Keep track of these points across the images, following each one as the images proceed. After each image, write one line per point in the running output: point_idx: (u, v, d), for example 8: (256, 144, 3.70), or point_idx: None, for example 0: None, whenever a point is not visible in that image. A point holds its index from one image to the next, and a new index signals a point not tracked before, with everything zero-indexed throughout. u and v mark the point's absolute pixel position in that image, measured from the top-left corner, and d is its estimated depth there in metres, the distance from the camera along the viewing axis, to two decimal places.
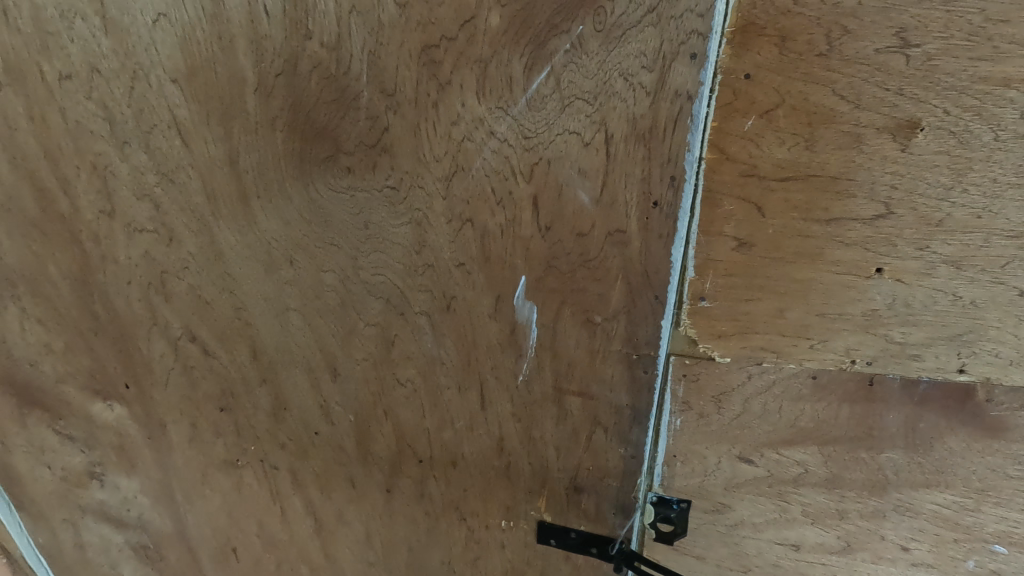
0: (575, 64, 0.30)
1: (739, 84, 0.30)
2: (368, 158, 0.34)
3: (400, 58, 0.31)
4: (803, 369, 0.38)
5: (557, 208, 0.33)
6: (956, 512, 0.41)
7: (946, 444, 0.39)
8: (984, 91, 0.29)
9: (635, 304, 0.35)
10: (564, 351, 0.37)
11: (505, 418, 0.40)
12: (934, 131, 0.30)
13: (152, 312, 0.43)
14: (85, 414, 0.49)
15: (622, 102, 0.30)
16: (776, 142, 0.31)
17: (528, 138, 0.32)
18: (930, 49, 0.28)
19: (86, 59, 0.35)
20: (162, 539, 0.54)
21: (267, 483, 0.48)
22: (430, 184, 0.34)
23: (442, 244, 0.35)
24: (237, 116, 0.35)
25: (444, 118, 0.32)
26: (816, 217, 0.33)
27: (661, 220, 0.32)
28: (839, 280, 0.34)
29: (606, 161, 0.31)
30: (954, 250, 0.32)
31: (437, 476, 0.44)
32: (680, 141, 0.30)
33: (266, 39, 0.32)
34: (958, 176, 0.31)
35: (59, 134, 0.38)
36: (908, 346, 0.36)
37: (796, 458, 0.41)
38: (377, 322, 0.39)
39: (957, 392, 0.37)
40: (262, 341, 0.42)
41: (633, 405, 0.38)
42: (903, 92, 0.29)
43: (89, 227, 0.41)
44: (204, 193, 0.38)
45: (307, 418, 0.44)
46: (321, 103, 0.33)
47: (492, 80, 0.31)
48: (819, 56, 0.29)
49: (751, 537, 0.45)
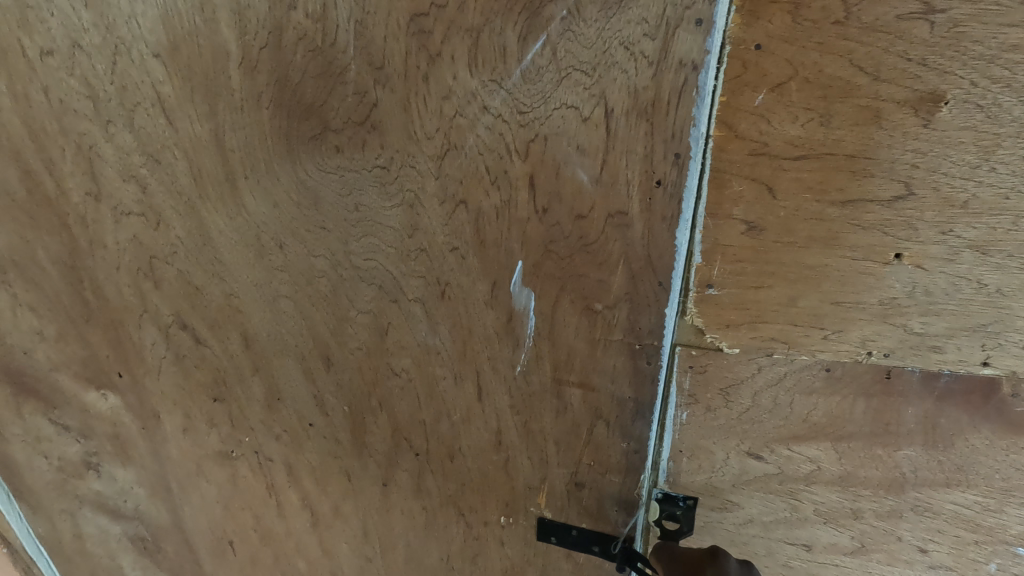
0: (572, 32, 0.28)
1: (750, 55, 0.28)
2: (357, 135, 0.32)
3: (388, 29, 0.30)
4: (816, 361, 0.36)
5: (555, 188, 0.31)
6: (978, 512, 0.39)
7: (968, 442, 0.37)
8: (1015, 61, 0.26)
9: (637, 289, 0.33)
10: (563, 340, 0.35)
11: (503, 410, 0.39)
12: (959, 105, 0.28)
13: (142, 298, 0.42)
14: (79, 403, 0.48)
15: (622, 73, 0.28)
16: (789, 118, 0.29)
17: (523, 113, 0.30)
18: (956, 15, 0.26)
19: (67, 33, 0.34)
20: (159, 531, 0.53)
21: (262, 475, 0.47)
22: (422, 162, 0.32)
23: (435, 227, 0.34)
24: (222, 92, 0.33)
25: (435, 92, 0.30)
26: (831, 199, 0.31)
27: (665, 200, 0.30)
28: (855, 266, 0.32)
29: (607, 138, 0.29)
30: (980, 234, 0.30)
31: (434, 470, 0.42)
32: (685, 116, 0.28)
33: (249, 9, 0.31)
34: (984, 154, 0.28)
35: (43, 113, 0.37)
36: (928, 338, 0.34)
37: (808, 455, 0.39)
38: (371, 308, 0.37)
39: (981, 386, 0.35)
40: (254, 329, 0.41)
41: (636, 397, 0.36)
42: (926, 62, 0.27)
43: (77, 210, 0.40)
44: (191, 174, 0.36)
45: (301, 410, 0.43)
46: (308, 77, 0.32)
47: (484, 50, 0.29)
48: (835, 23, 0.27)
49: (761, 537, 0.43)
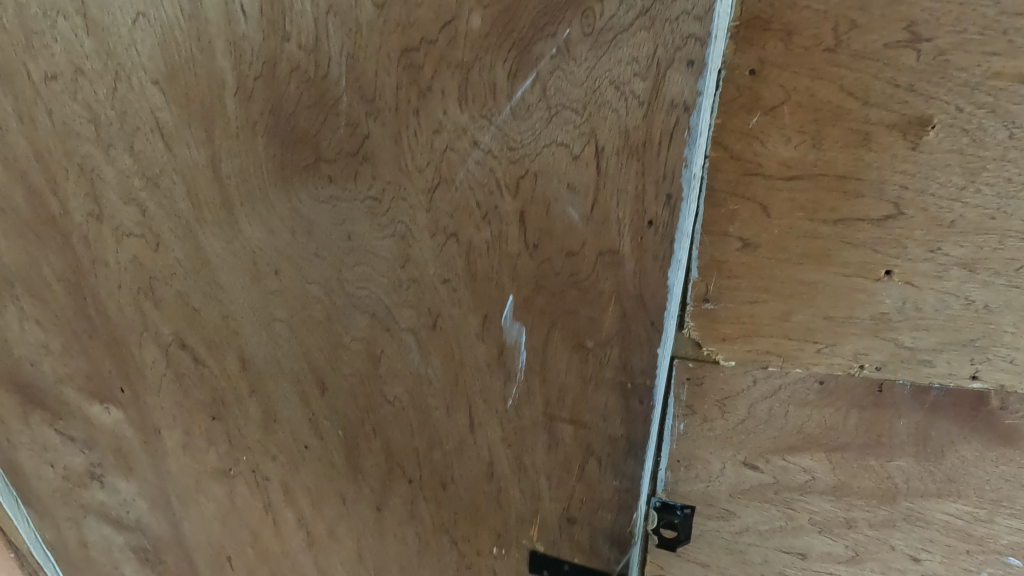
0: (561, 70, 0.28)
1: (744, 79, 0.30)
2: (349, 166, 0.33)
3: (379, 63, 0.31)
4: (810, 374, 0.37)
5: (546, 225, 0.32)
6: (969, 522, 0.40)
7: (958, 452, 0.38)
8: (999, 87, 0.28)
9: (630, 330, 0.33)
10: (555, 375, 0.36)
11: (495, 442, 0.39)
12: (945, 129, 0.29)
13: (142, 316, 0.43)
14: (83, 415, 0.49)
15: (613, 112, 0.28)
16: (782, 140, 0.30)
17: (513, 150, 0.30)
18: (941, 44, 0.27)
19: (70, 59, 0.35)
20: (160, 542, 0.54)
21: (259, 493, 0.48)
22: (412, 195, 0.33)
23: (426, 259, 0.35)
24: (218, 119, 0.35)
25: (425, 126, 0.31)
26: (823, 218, 0.32)
27: (657, 240, 0.30)
28: (847, 282, 0.33)
29: (597, 177, 0.30)
30: (967, 252, 0.31)
31: (427, 497, 0.43)
32: (676, 156, 0.28)
33: (244, 40, 0.32)
34: (970, 176, 0.30)
35: (47, 135, 0.38)
36: (918, 352, 0.35)
37: (803, 465, 0.40)
38: (364, 335, 0.38)
39: (969, 399, 0.36)
40: (250, 351, 0.42)
41: (629, 435, 0.36)
42: (913, 88, 0.28)
43: (79, 229, 0.41)
44: (188, 199, 0.38)
45: (295, 432, 0.44)
46: (301, 107, 0.33)
47: (474, 86, 0.30)
48: (826, 50, 0.28)
49: (757, 546, 0.44)
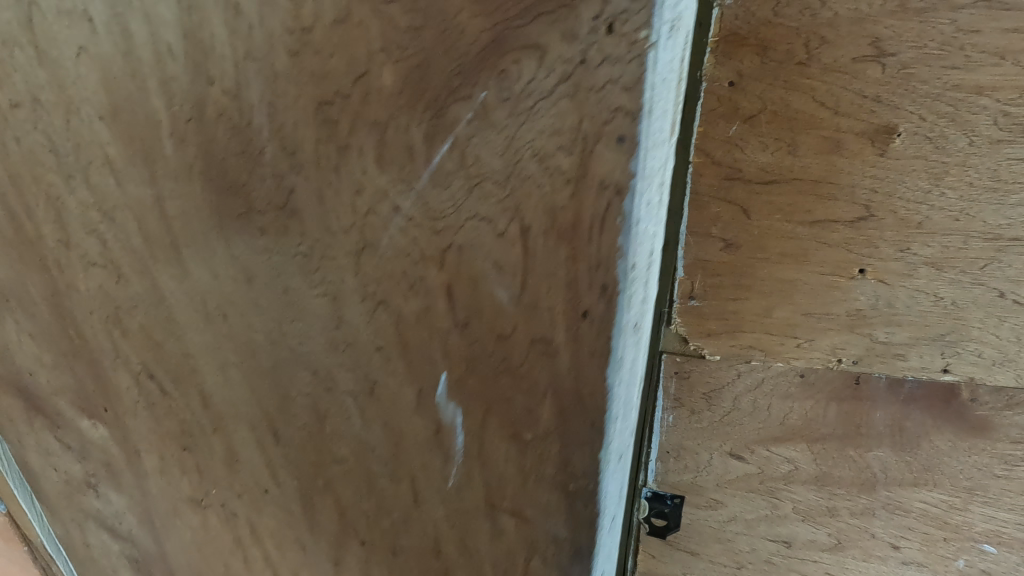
0: (480, 138, 0.29)
1: (724, 90, 0.32)
2: (279, 221, 0.34)
3: (299, 115, 0.31)
4: (791, 368, 0.39)
5: (476, 303, 0.32)
6: (945, 510, 0.42)
7: (932, 443, 0.40)
8: (958, 98, 0.30)
9: (563, 416, 0.34)
10: (492, 461, 0.36)
11: (440, 520, 0.39)
12: (911, 137, 0.31)
13: (112, 342, 0.43)
14: (76, 427, 0.47)
15: (537, 188, 0.29)
16: (759, 147, 0.33)
17: (437, 222, 0.31)
18: (904, 58, 0.29)
19: (29, 89, 0.36)
20: (149, 557, 0.50)
21: (231, 528, 0.46)
22: (342, 256, 0.34)
23: (359, 323, 0.35)
24: (158, 159, 0.36)
25: (348, 187, 0.32)
26: (800, 219, 0.34)
27: (590, 330, 0.32)
28: (824, 280, 0.35)
29: (525, 256, 0.31)
30: (935, 252, 0.33)
31: (378, 562, 0.42)
32: (609, 243, 0.30)
33: (173, 81, 0.33)
34: (935, 180, 0.32)
35: (16, 159, 0.39)
36: (892, 346, 0.37)
37: (786, 456, 0.42)
38: (308, 391, 0.38)
39: (941, 392, 0.38)
40: (208, 390, 0.41)
41: (570, 534, 0.38)
42: (880, 98, 0.30)
43: (53, 253, 0.41)
44: (141, 236, 0.38)
45: (255, 474, 0.42)
46: (231, 156, 0.34)
47: (393, 148, 0.30)
48: (799, 64, 0.30)
49: (743, 534, 0.46)
